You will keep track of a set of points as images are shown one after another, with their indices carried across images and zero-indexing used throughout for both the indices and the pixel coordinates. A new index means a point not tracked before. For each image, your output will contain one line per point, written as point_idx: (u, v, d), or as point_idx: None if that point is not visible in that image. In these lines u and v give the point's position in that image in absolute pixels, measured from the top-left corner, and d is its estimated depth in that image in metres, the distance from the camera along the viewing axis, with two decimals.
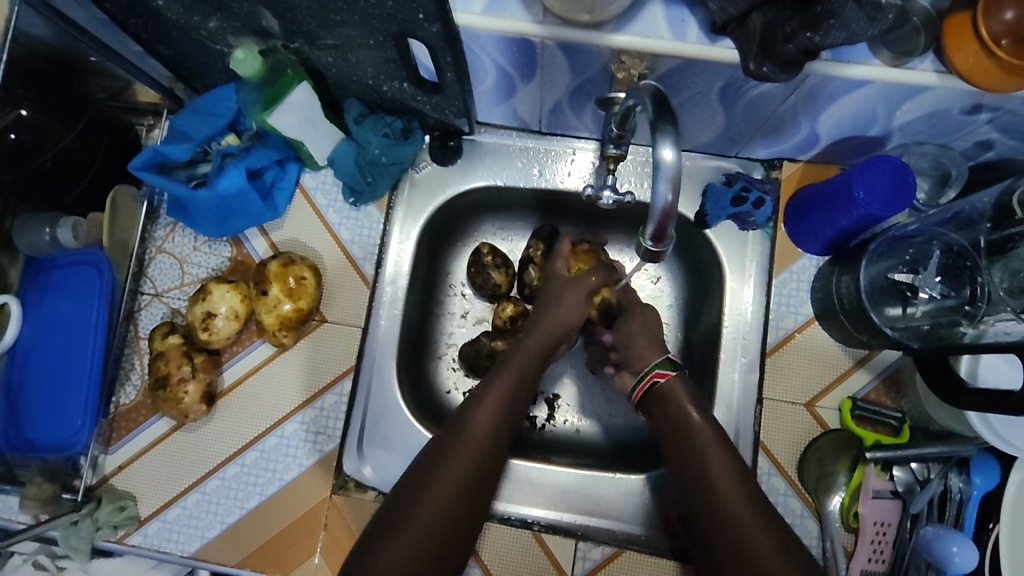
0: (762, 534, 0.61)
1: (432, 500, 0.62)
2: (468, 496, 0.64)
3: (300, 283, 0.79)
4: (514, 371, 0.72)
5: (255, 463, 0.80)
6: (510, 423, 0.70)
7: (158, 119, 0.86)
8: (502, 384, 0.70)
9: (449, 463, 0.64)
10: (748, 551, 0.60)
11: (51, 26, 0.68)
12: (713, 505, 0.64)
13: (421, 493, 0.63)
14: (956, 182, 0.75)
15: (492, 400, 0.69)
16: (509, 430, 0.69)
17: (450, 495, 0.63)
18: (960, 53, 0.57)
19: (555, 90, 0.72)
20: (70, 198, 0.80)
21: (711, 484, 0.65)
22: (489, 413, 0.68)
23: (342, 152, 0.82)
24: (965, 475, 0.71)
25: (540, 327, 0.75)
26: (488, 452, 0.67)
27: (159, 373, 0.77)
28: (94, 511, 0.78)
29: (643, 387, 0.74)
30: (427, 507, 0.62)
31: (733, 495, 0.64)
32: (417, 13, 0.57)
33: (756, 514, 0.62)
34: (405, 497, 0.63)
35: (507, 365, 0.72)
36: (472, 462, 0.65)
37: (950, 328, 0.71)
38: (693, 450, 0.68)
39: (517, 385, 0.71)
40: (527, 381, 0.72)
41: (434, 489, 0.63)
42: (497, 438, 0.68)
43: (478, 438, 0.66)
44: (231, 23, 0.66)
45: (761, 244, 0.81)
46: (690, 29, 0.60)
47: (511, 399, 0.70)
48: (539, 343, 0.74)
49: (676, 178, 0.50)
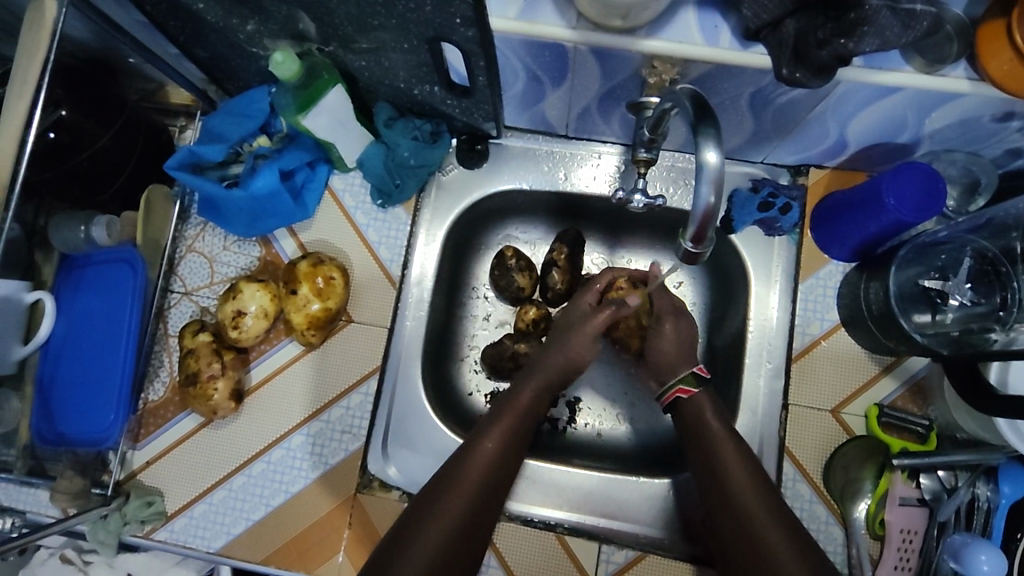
0: (777, 532, 0.61)
1: (432, 532, 0.62)
2: (467, 530, 0.64)
3: (328, 283, 0.80)
4: (521, 402, 0.75)
5: (280, 461, 0.81)
6: (513, 459, 0.71)
7: (191, 120, 0.88)
8: (505, 420, 0.72)
9: (449, 496, 0.65)
10: (764, 550, 0.60)
11: (93, 27, 0.69)
12: (733, 510, 0.64)
13: (419, 526, 0.63)
14: (985, 190, 0.75)
15: (501, 425, 0.72)
16: (511, 466, 0.71)
17: (450, 529, 0.63)
18: (994, 60, 0.57)
19: (584, 95, 0.73)
20: (107, 194, 0.81)
21: (729, 492, 0.66)
22: (498, 435, 0.71)
23: (372, 153, 0.83)
24: (993, 483, 0.71)
25: (548, 357, 0.78)
26: (488, 486, 0.68)
27: (190, 369, 0.78)
28: (123, 505, 0.80)
29: (669, 399, 0.76)
30: (426, 540, 0.62)
31: (752, 495, 0.64)
32: (453, 18, 0.58)
33: (773, 516, 0.63)
34: (414, 516, 0.64)
35: (510, 403, 0.75)
36: (472, 495, 0.66)
37: (981, 334, 0.70)
38: (714, 459, 0.68)
39: (521, 423, 0.73)
40: (530, 420, 0.74)
41: (444, 508, 0.64)
42: (504, 463, 0.70)
43: (478, 472, 0.68)
44: (268, 26, 0.67)
45: (786, 249, 0.81)
46: (722, 35, 0.61)
47: (519, 426, 0.73)
48: (547, 374, 0.77)
49: (719, 180, 0.50)
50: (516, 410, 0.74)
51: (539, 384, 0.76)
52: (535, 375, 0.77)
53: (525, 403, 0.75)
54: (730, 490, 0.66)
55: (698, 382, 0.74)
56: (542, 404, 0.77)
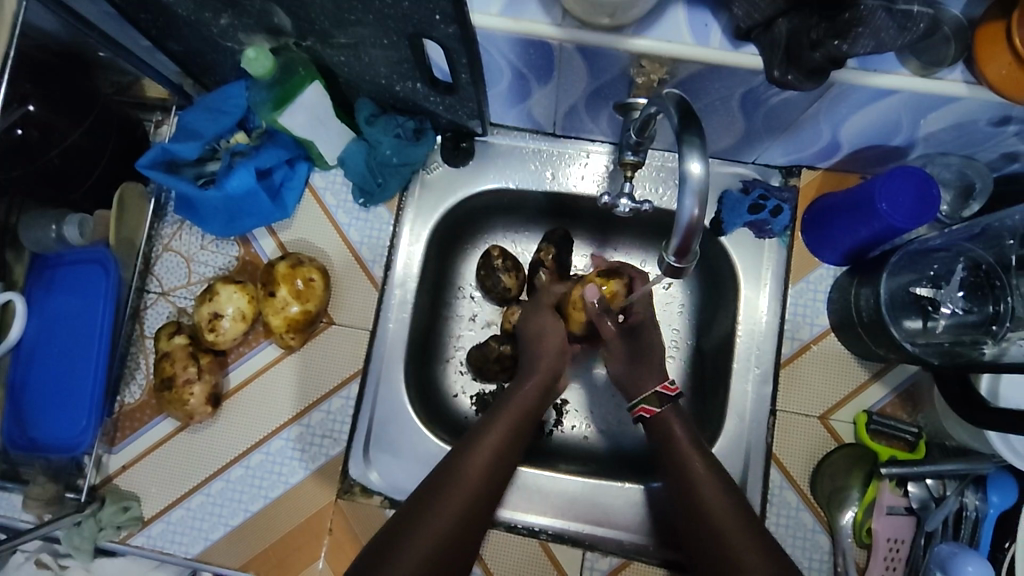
0: (733, 526, 0.62)
1: (424, 536, 0.60)
2: (453, 543, 0.62)
3: (308, 284, 0.78)
4: (520, 405, 0.73)
5: (260, 465, 0.79)
6: (505, 467, 0.69)
7: (167, 115, 0.85)
8: (503, 423, 0.70)
9: (443, 503, 0.63)
10: (726, 547, 0.61)
11: (59, 20, 0.66)
12: (705, 526, 0.64)
13: (406, 537, 0.60)
14: (979, 195, 0.73)
15: (500, 427, 0.70)
16: (503, 475, 0.68)
17: (447, 528, 0.62)
18: (992, 65, 0.55)
19: (570, 93, 0.71)
20: (78, 193, 0.79)
21: (698, 503, 0.65)
22: (497, 436, 0.69)
23: (353, 152, 0.80)
24: (982, 493, 0.70)
25: (542, 351, 0.77)
26: (480, 496, 0.65)
27: (165, 374, 0.76)
28: (98, 511, 0.78)
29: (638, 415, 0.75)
30: (416, 545, 0.60)
31: (719, 503, 0.64)
32: (433, 14, 0.56)
33: (737, 514, 0.63)
34: (411, 513, 0.63)
35: (508, 405, 0.72)
36: (462, 507, 0.64)
37: (973, 346, 0.70)
38: (681, 468, 0.68)
39: (516, 429, 0.71)
40: (526, 425, 0.72)
41: (442, 507, 0.63)
42: (501, 463, 0.68)
43: (474, 479, 0.66)
44: (242, 20, 0.65)
45: (777, 252, 0.80)
46: (713, 34, 0.59)
47: (518, 425, 0.71)
48: (541, 378, 0.75)
49: (703, 192, 0.49)
50: (514, 410, 0.72)
51: (533, 384, 0.74)
52: (530, 379, 0.75)
53: (522, 406, 0.73)
54: (700, 506, 0.65)
55: (660, 403, 0.73)
56: (540, 404, 0.74)
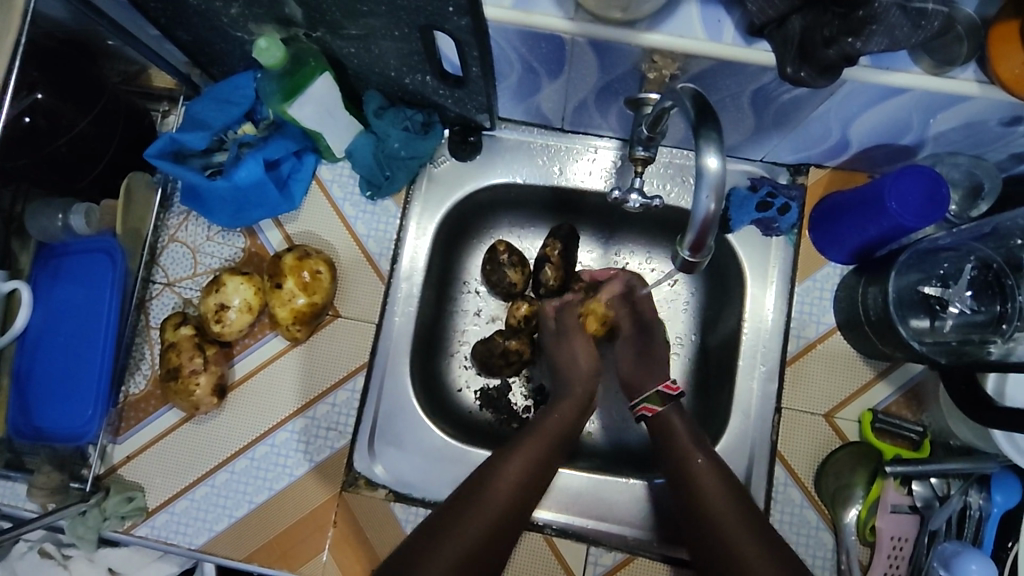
0: (736, 526, 0.62)
1: (457, 540, 0.61)
2: (485, 547, 0.62)
3: (315, 277, 0.77)
4: (557, 421, 0.73)
5: (265, 457, 0.79)
6: (541, 479, 0.69)
7: (174, 105, 0.85)
8: (540, 435, 0.71)
9: (476, 506, 0.64)
10: (730, 548, 0.61)
11: (69, 8, 0.66)
12: (704, 526, 0.64)
13: (437, 539, 0.61)
14: (988, 195, 0.73)
15: (536, 439, 0.71)
16: (539, 484, 0.69)
17: (481, 532, 0.62)
18: (1006, 63, 0.54)
19: (581, 88, 0.71)
20: (86, 181, 0.79)
21: (701, 501, 0.65)
22: (534, 447, 0.70)
23: (361, 145, 0.80)
24: (985, 492, 0.69)
25: (572, 379, 0.78)
26: (515, 503, 0.66)
27: (171, 364, 0.76)
28: (102, 501, 0.77)
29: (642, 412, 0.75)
30: (449, 548, 0.60)
31: (721, 500, 0.65)
32: (446, 6, 0.55)
33: (738, 514, 0.63)
34: (445, 515, 0.63)
35: (545, 420, 0.73)
36: (497, 512, 0.64)
37: (980, 345, 0.70)
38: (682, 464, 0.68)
39: (553, 441, 0.71)
40: (563, 440, 0.73)
41: (477, 511, 0.63)
42: (538, 473, 0.69)
43: (510, 486, 0.66)
44: (252, 10, 0.64)
45: (784, 250, 0.80)
46: (726, 30, 0.58)
47: (557, 439, 0.72)
48: (575, 403, 0.76)
49: (719, 186, 0.48)
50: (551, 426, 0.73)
51: (564, 407, 0.76)
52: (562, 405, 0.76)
53: (558, 423, 0.74)
54: (699, 503, 0.65)
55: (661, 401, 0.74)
56: (574, 422, 0.75)
